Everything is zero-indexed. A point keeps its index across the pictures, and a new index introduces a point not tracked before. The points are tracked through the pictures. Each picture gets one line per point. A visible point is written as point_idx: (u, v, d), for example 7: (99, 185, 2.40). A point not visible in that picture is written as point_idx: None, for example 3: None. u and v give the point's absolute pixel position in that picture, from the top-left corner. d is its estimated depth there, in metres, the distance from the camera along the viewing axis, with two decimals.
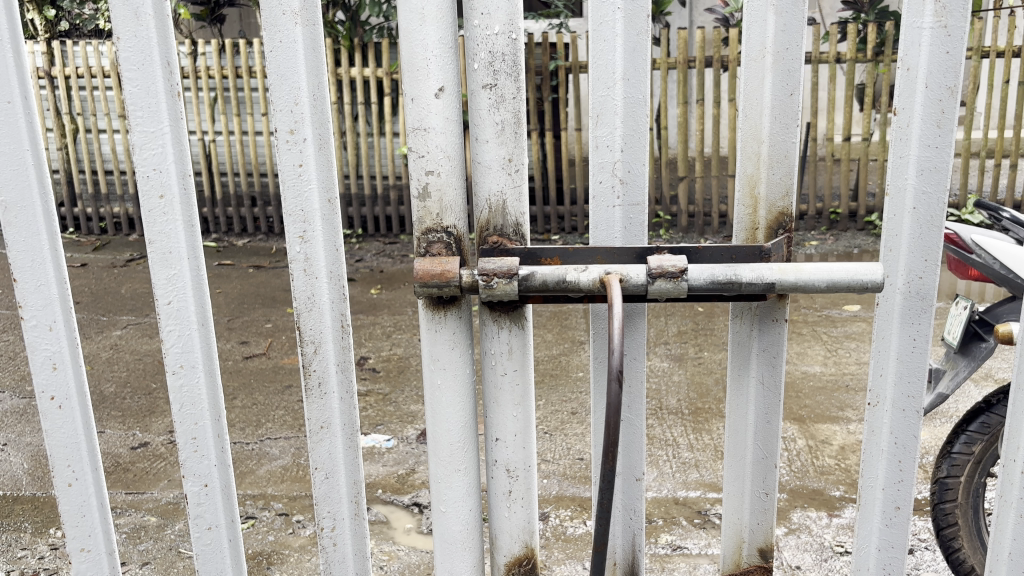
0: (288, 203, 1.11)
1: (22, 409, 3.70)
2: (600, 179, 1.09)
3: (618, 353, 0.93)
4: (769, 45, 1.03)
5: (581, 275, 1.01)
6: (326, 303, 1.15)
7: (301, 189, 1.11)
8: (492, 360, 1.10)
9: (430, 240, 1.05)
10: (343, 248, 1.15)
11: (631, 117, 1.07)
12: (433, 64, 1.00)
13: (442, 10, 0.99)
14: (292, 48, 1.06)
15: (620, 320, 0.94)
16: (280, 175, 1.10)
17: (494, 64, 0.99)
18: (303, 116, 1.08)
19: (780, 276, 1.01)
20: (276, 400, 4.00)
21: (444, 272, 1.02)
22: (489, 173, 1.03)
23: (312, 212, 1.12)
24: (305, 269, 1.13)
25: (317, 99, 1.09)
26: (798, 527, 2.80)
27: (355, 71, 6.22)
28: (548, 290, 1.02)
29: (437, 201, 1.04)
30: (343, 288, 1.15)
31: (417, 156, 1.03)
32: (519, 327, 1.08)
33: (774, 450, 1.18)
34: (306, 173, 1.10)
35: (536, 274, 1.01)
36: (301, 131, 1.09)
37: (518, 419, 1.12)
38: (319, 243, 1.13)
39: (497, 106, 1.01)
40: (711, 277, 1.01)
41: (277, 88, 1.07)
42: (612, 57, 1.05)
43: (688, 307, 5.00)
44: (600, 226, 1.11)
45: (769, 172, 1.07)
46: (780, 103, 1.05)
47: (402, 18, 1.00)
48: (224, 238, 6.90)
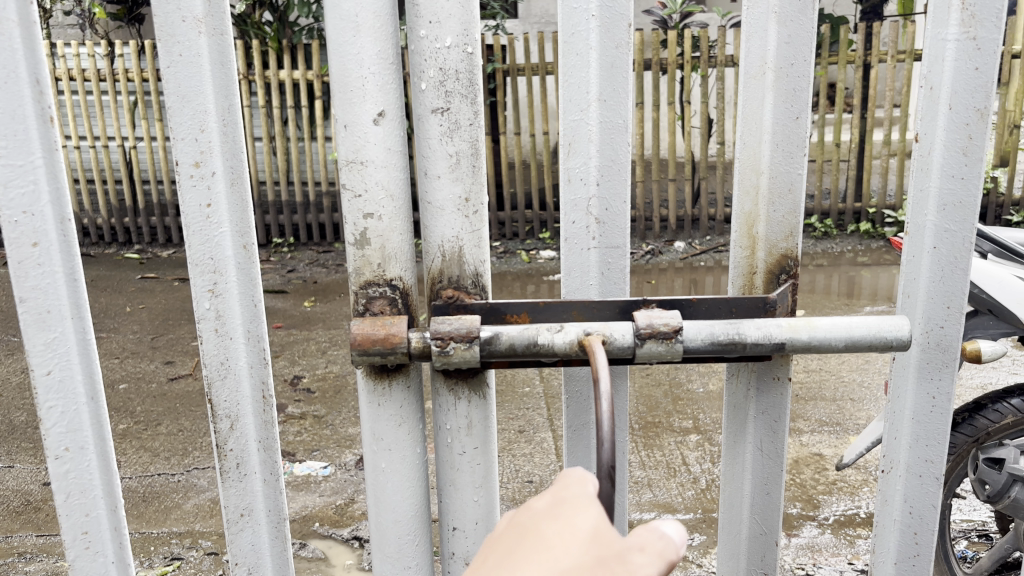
0: (195, 249, 0.91)
1: None
2: (573, 218, 0.92)
3: (608, 442, 0.71)
4: (771, 59, 0.87)
5: (555, 337, 0.83)
6: (243, 368, 0.95)
7: (211, 234, 0.91)
8: (448, 438, 0.92)
9: (370, 295, 0.86)
10: (263, 302, 0.95)
11: (608, 144, 0.90)
12: (370, 83, 0.81)
13: (378, 12, 0.81)
14: (198, 63, 0.86)
15: (610, 395, 0.74)
16: (183, 216, 0.90)
17: (446, 83, 0.81)
18: (211, 146, 0.89)
19: (791, 335, 0.85)
20: (204, 425, 3.74)
21: (388, 336, 0.83)
22: (441, 215, 0.85)
23: (225, 261, 0.92)
24: (217, 329, 0.93)
25: (228, 124, 0.89)
26: None
27: (284, 74, 5.92)
28: (515, 356, 0.84)
29: (381, 246, 0.85)
30: (264, 350, 0.96)
31: (352, 196, 0.84)
32: (480, 397, 0.91)
33: (774, 527, 1.02)
34: (216, 216, 0.91)
35: (501, 336, 0.83)
36: (209, 163, 0.89)
37: (480, 504, 0.94)
38: (235, 297, 0.93)
39: (451, 135, 0.82)
40: (710, 336, 0.84)
41: (178, 113, 0.87)
42: (586, 76, 0.88)
43: None
44: (573, 272, 0.94)
45: (769, 208, 0.91)
46: (783, 128, 0.89)
47: (330, 22, 0.81)
48: (146, 249, 6.52)
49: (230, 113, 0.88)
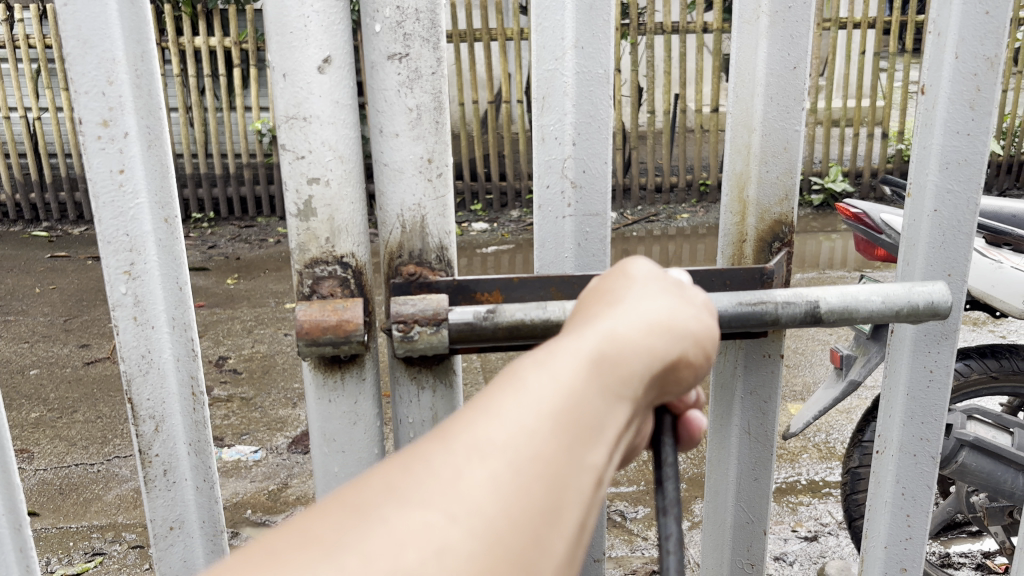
0: (105, 225, 0.78)
1: None
2: (546, 182, 0.82)
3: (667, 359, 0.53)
4: (765, 3, 0.79)
5: (559, 312, 0.73)
6: (168, 362, 0.83)
7: (125, 207, 0.77)
8: (410, 432, 0.82)
9: (317, 274, 0.74)
10: (191, 285, 0.82)
11: (586, 100, 0.80)
12: (313, 21, 0.68)
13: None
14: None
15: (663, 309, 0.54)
16: (90, 183, 0.76)
17: (403, 25, 0.70)
18: (121, 102, 0.75)
19: (824, 298, 0.75)
20: (124, 412, 3.53)
21: (341, 323, 0.71)
22: (400, 180, 0.74)
23: (142, 237, 0.79)
24: (137, 318, 0.80)
25: (141, 75, 0.75)
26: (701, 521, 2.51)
27: (201, 40, 5.61)
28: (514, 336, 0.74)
29: (329, 216, 0.73)
30: (192, 342, 0.83)
31: (293, 157, 0.71)
32: (446, 385, 0.81)
33: (763, 516, 0.94)
34: (130, 183, 0.77)
35: (502, 312, 0.73)
36: (120, 121, 0.75)
37: None
38: (156, 280, 0.80)
39: (410, 87, 0.71)
40: (738, 305, 0.75)
41: (79, 60, 0.73)
42: (562, 20, 0.77)
43: None
44: (546, 243, 0.84)
45: (762, 169, 0.83)
46: (778, 78, 0.80)
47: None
48: (56, 226, 6.13)
49: (144, 62, 0.75)
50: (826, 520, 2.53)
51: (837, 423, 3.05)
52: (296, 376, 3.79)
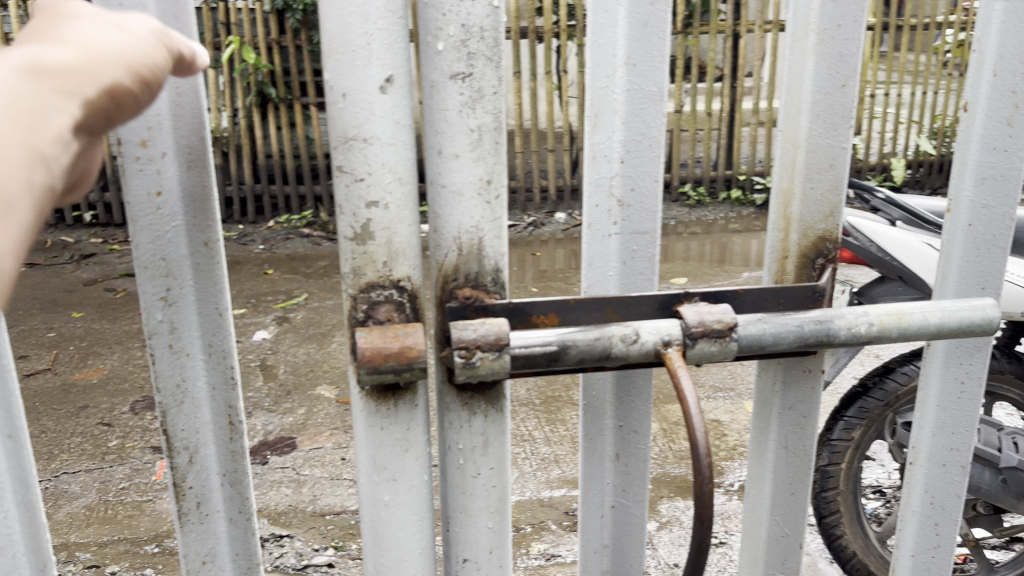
0: (143, 249, 0.74)
1: None
2: (595, 201, 0.81)
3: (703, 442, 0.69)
4: (815, 20, 0.78)
5: (631, 347, 0.73)
6: (203, 390, 0.79)
7: (162, 230, 0.73)
8: (459, 459, 0.79)
9: (374, 300, 0.71)
10: (231, 311, 0.78)
11: (637, 117, 0.79)
12: (377, 41, 0.66)
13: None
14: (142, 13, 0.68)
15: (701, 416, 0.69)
16: (126, 206, 0.72)
17: (468, 43, 0.67)
18: (161, 119, 0.71)
19: (881, 328, 0.77)
20: (69, 425, 3.28)
21: (403, 349, 0.68)
22: (459, 202, 0.71)
23: (179, 261, 0.75)
24: (172, 345, 0.76)
25: (182, 93, 0.71)
26: (670, 520, 2.49)
27: None
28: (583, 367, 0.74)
29: (387, 239, 0.70)
30: (230, 369, 0.79)
31: (351, 179, 0.68)
32: (497, 411, 0.78)
33: (798, 528, 0.95)
34: (168, 206, 0.73)
35: (570, 347, 0.72)
36: (158, 141, 0.71)
37: (493, 532, 0.82)
38: (191, 306, 0.76)
39: (472, 107, 0.69)
40: (799, 336, 0.76)
41: None
42: (615, 37, 0.76)
43: (522, 272, 4.69)
44: (593, 263, 0.83)
45: (807, 185, 0.83)
46: (826, 96, 0.80)
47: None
48: None
49: (187, 80, 0.70)
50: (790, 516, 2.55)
51: None
52: (249, 384, 3.65)
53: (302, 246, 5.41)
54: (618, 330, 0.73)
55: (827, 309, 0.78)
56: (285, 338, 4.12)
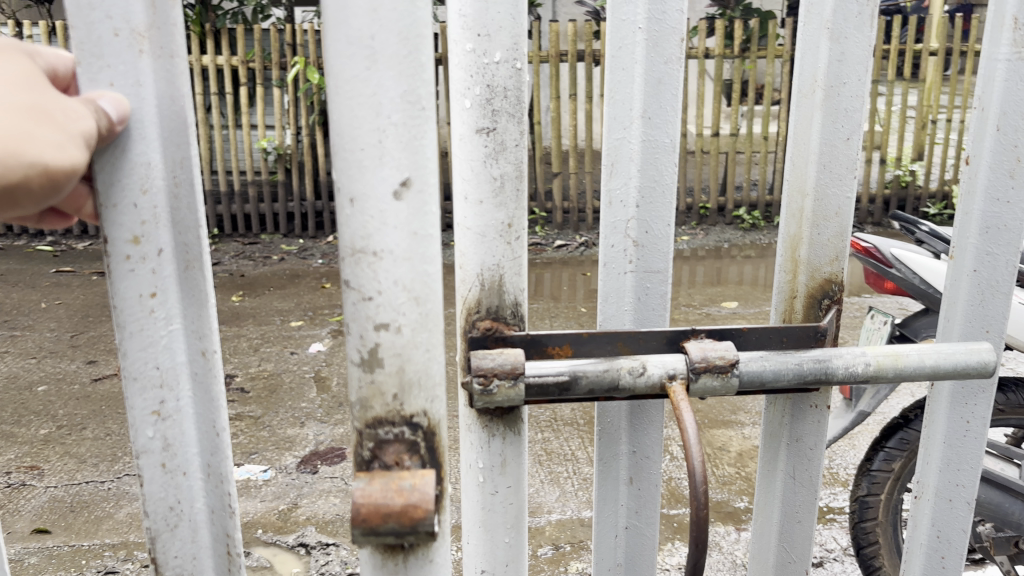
0: (133, 357, 0.65)
1: None
2: (611, 241, 0.87)
3: (699, 472, 0.74)
4: (821, 77, 0.83)
5: (638, 379, 0.79)
6: (201, 514, 0.70)
7: (156, 337, 0.65)
8: (480, 477, 0.86)
9: (384, 437, 0.64)
10: (229, 430, 0.69)
11: (651, 165, 0.85)
12: (388, 138, 0.59)
13: (404, 36, 0.58)
14: (140, 96, 0.59)
15: (699, 447, 0.75)
16: (115, 310, 0.63)
17: (492, 102, 0.74)
18: (155, 214, 0.62)
19: (877, 368, 0.82)
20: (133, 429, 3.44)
21: (406, 509, 0.60)
22: (482, 244, 0.78)
23: (175, 373, 0.66)
24: (166, 464, 0.67)
25: (180, 184, 0.62)
26: (708, 544, 2.51)
27: (208, 59, 5.53)
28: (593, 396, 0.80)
29: (398, 367, 0.63)
30: (229, 494, 0.70)
31: (359, 298, 0.61)
32: (515, 434, 0.84)
33: (804, 555, 0.99)
34: (163, 308, 0.64)
35: (580, 378, 0.78)
36: (153, 236, 0.62)
37: (510, 546, 0.89)
38: (189, 420, 0.67)
39: (495, 158, 0.76)
40: (797, 373, 0.81)
41: (106, 169, 0.60)
42: (631, 92, 0.83)
43: (573, 292, 4.74)
44: (609, 298, 0.89)
45: (813, 231, 0.88)
46: (830, 149, 0.85)
47: (340, 50, 0.58)
48: (60, 242, 6.05)
49: (185, 169, 0.62)
50: (830, 546, 2.51)
51: (839, 450, 3.07)
52: (303, 395, 3.77)
53: None
54: (625, 362, 0.79)
55: (826, 349, 0.83)
56: (339, 351, 4.25)
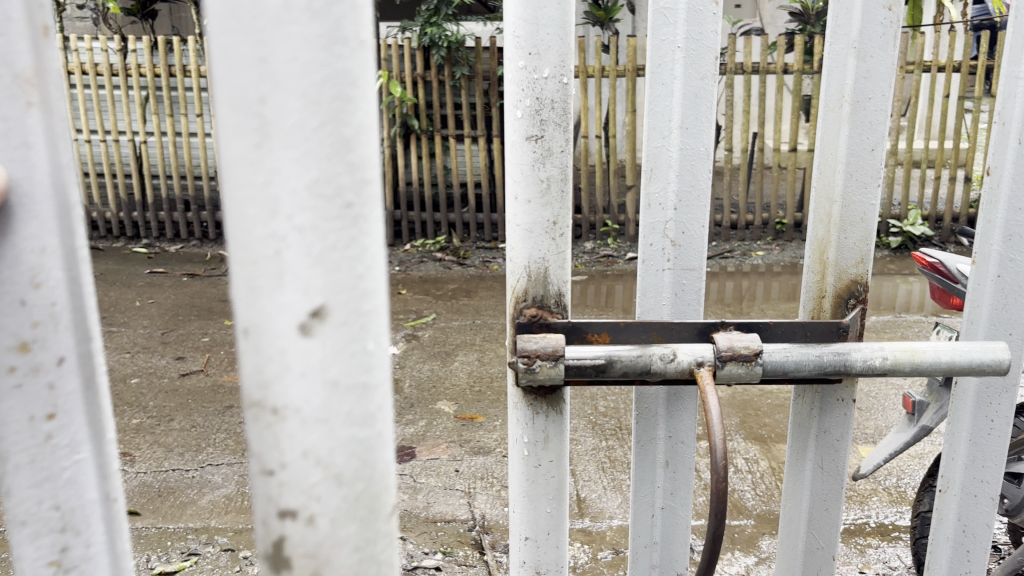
0: (22, 494, 0.54)
1: None
2: (651, 240, 0.96)
3: (721, 448, 0.82)
4: (849, 92, 0.90)
5: (668, 364, 0.87)
6: None
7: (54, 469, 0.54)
8: (525, 451, 0.95)
9: None
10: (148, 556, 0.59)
11: (689, 171, 0.93)
12: (296, 258, 0.46)
13: (324, 122, 0.45)
14: (32, 166, 0.50)
15: (720, 431, 0.83)
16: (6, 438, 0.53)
17: (541, 112, 0.84)
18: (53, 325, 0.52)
19: (894, 362, 0.88)
20: (216, 422, 3.64)
21: None
22: (529, 238, 0.88)
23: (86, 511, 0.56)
24: None
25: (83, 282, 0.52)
26: (767, 556, 2.52)
27: None
28: (627, 379, 0.88)
29: (312, 572, 0.50)
30: None
31: (260, 468, 0.49)
32: (557, 412, 0.94)
33: (831, 541, 1.05)
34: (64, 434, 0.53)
35: (615, 361, 0.87)
36: (52, 345, 0.52)
37: (551, 515, 0.98)
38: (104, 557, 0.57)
39: (543, 162, 0.85)
40: (817, 363, 0.88)
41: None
42: (670, 105, 0.91)
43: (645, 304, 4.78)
44: (647, 293, 0.97)
45: (841, 235, 0.95)
46: (857, 158, 0.92)
47: (236, 138, 0.45)
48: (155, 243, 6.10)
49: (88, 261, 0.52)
50: (894, 563, 2.48)
51: (908, 468, 3.04)
52: None
53: (434, 269, 5.72)
54: (658, 349, 0.88)
55: (846, 343, 0.90)
56: (412, 354, 4.39)
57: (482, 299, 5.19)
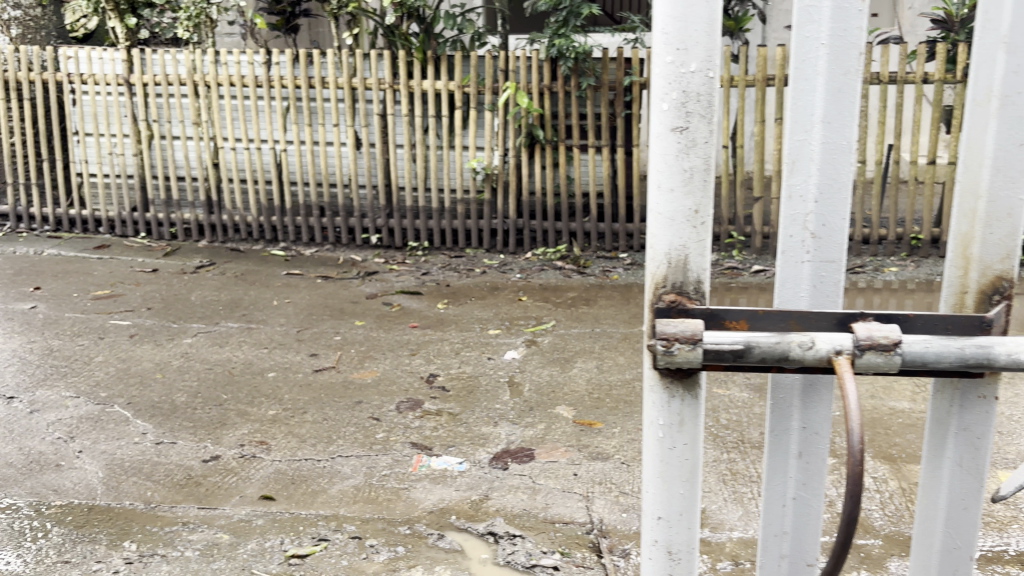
0: None
1: (92, 432, 3.55)
2: (791, 232, 0.98)
3: (859, 435, 0.84)
4: (998, 87, 0.91)
5: (807, 352, 0.90)
6: None
7: None
8: (661, 433, 0.99)
9: None
10: None
11: (831, 164, 0.95)
12: None
13: None
14: None
15: (859, 419, 0.85)
16: None
17: (687, 104, 0.88)
18: None
19: None
20: (347, 416, 3.81)
21: None
22: (672, 227, 0.92)
23: None
24: None
25: None
26: None
27: (428, 84, 5.94)
28: (764, 365, 0.91)
29: None
30: None
31: None
32: (694, 396, 0.97)
33: (968, 540, 1.04)
34: None
35: (753, 347, 0.90)
36: None
37: (684, 497, 1.01)
38: None
39: (687, 152, 0.89)
40: (959, 357, 0.90)
41: None
42: (813, 99, 0.94)
43: None
44: (786, 283, 1.00)
45: (986, 231, 0.95)
46: (1005, 154, 0.92)
47: None
48: (291, 247, 6.38)
49: None
50: None
51: None
52: (498, 398, 4.01)
53: (555, 277, 5.78)
54: (797, 337, 0.90)
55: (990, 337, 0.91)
56: (532, 359, 4.46)
57: (602, 308, 5.21)
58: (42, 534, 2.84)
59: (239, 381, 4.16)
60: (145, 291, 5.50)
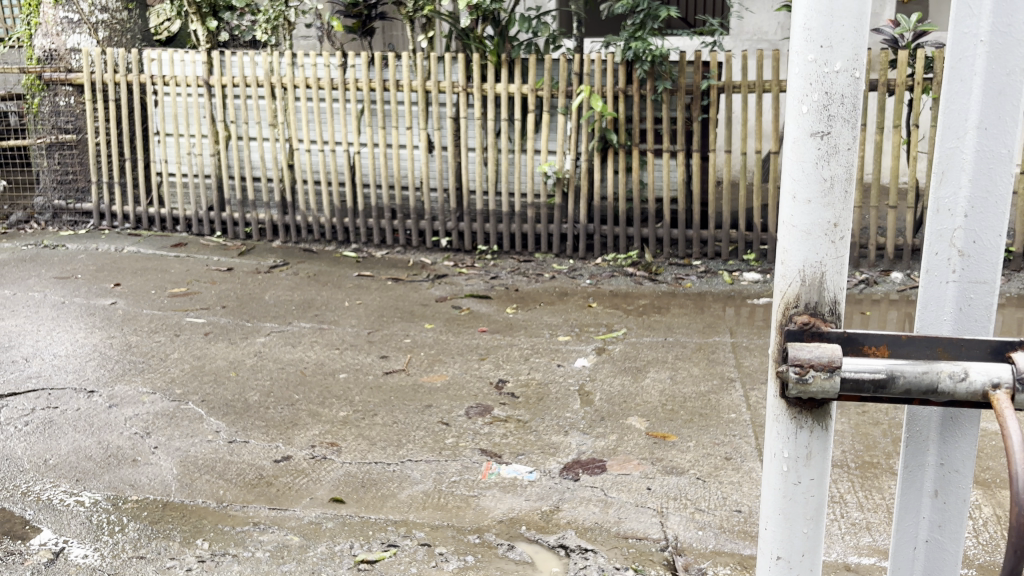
0: None
1: (168, 429, 3.58)
2: (936, 250, 0.89)
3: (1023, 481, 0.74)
4: None
5: (958, 384, 0.81)
6: None
7: None
8: (785, 466, 0.91)
9: None
10: None
11: (984, 174, 0.86)
12: None
13: None
14: None
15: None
16: None
17: (829, 107, 0.80)
18: None
19: None
20: (416, 419, 3.77)
21: None
22: (808, 240, 0.84)
23: None
24: None
25: None
26: None
27: (501, 87, 5.89)
28: (909, 396, 0.82)
29: None
30: None
31: None
32: (823, 427, 0.89)
33: None
34: None
35: (898, 377, 0.81)
36: None
37: (808, 537, 0.92)
38: None
39: (827, 160, 0.81)
40: None
41: None
42: (967, 103, 0.85)
43: None
44: (929, 306, 0.90)
45: None
46: None
47: None
48: (363, 249, 6.40)
49: None
50: None
51: None
52: (568, 406, 3.93)
53: (625, 284, 5.68)
54: (947, 366, 0.81)
55: None
56: (603, 367, 4.37)
57: (674, 317, 5.09)
58: (119, 528, 2.87)
59: (311, 381, 4.16)
60: (220, 290, 5.57)
